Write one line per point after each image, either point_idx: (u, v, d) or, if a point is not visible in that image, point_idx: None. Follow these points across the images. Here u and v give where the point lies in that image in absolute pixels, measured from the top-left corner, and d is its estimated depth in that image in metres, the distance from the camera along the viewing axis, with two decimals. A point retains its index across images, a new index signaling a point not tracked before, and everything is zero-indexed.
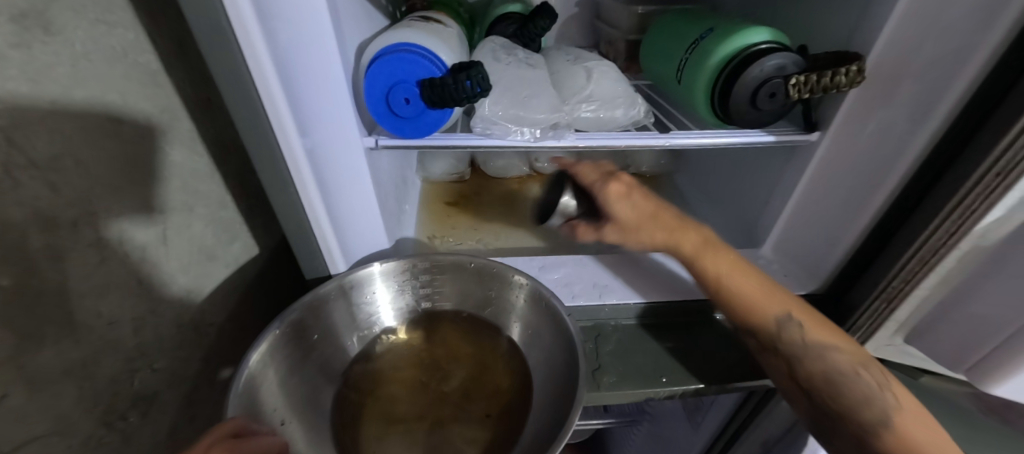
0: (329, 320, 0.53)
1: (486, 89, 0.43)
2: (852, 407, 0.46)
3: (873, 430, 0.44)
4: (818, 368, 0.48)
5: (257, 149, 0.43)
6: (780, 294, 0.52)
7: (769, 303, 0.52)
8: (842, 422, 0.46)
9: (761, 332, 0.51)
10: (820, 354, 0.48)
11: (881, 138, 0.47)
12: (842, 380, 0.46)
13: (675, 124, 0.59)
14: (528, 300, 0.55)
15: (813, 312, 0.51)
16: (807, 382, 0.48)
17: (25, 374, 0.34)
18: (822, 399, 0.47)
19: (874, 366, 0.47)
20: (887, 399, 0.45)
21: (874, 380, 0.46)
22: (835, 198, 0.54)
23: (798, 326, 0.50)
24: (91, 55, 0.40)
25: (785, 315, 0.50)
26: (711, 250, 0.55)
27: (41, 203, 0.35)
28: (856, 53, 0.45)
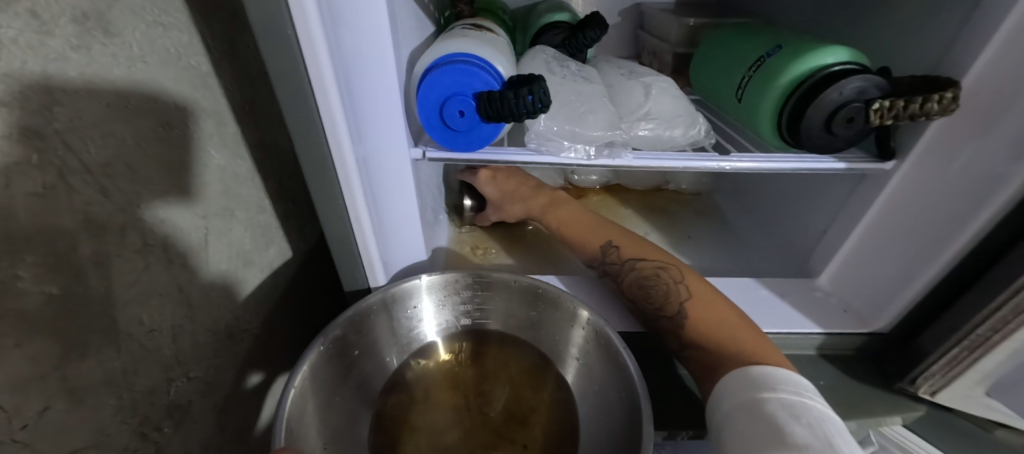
0: (370, 336, 0.52)
1: (548, 105, 0.41)
2: (657, 302, 0.54)
3: (678, 320, 0.52)
4: (633, 280, 0.57)
5: (307, 159, 0.42)
6: (608, 228, 0.63)
7: (596, 236, 0.63)
8: (658, 319, 0.54)
9: (595, 261, 0.62)
10: (632, 267, 0.58)
11: (970, 172, 0.43)
12: (649, 284, 0.56)
13: (734, 145, 0.56)
14: (580, 327, 0.52)
15: (637, 237, 0.62)
16: (630, 294, 0.57)
17: (68, 384, 0.33)
18: (642, 307, 0.56)
19: (673, 269, 0.56)
20: (681, 292, 0.53)
21: (668, 277, 0.55)
22: (909, 232, 0.50)
23: (616, 249, 0.60)
24: (147, 57, 0.40)
25: (608, 243, 0.61)
26: (558, 204, 0.68)
27: (92, 209, 0.34)
28: (950, 78, 0.41)
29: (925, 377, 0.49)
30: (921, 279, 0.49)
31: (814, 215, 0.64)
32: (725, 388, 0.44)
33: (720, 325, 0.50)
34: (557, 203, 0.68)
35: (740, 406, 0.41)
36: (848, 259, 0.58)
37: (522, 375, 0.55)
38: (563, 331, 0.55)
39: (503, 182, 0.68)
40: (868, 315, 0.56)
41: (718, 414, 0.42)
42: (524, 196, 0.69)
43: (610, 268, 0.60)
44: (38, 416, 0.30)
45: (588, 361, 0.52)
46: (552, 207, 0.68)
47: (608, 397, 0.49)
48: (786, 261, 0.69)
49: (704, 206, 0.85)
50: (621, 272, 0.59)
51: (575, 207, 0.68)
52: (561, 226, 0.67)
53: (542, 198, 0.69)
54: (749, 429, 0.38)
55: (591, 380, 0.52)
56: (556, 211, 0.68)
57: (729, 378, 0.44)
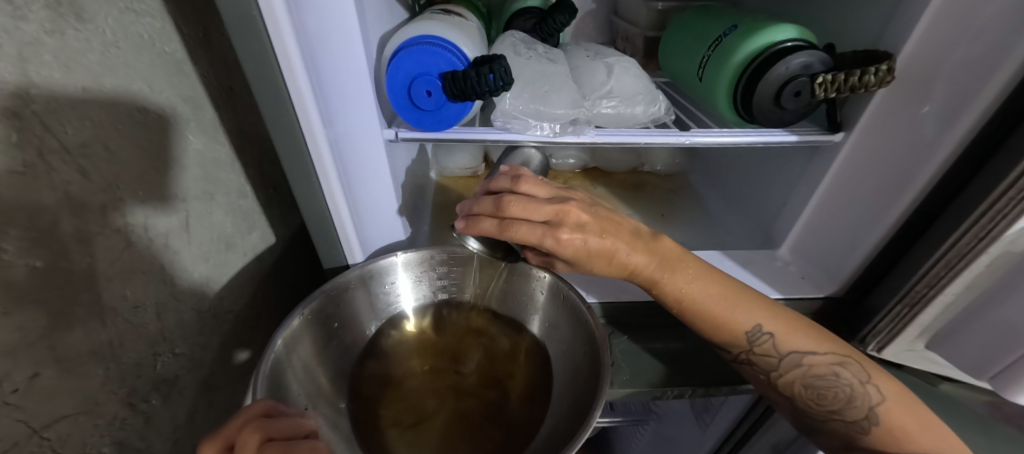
0: (348, 309, 0.54)
1: (509, 83, 0.43)
2: (834, 405, 0.48)
3: (859, 425, 0.46)
4: (800, 378, 0.49)
5: (281, 139, 0.43)
6: (749, 303, 0.51)
7: (741, 317, 0.50)
8: (830, 420, 0.48)
9: (736, 348, 0.51)
10: (797, 362, 0.49)
11: (911, 140, 0.46)
12: (824, 385, 0.48)
13: (696, 122, 0.58)
14: (548, 295, 0.56)
15: (791, 317, 0.51)
16: (790, 390, 0.49)
17: (56, 353, 0.35)
18: (809, 406, 0.49)
19: (855, 364, 0.48)
20: (871, 395, 0.46)
21: (854, 377, 0.47)
22: (859, 199, 0.53)
23: (770, 337, 0.50)
24: (120, 43, 0.41)
25: (756, 328, 0.50)
26: (674, 271, 0.50)
27: (73, 188, 0.36)
28: (886, 51, 0.44)
29: (873, 334, 0.52)
30: (869, 244, 0.53)
31: (775, 189, 0.67)
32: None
33: (917, 432, 0.44)
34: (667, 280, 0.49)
35: None
36: (805, 229, 0.61)
37: (495, 342, 0.58)
38: (532, 300, 0.58)
39: (593, 242, 0.45)
40: (824, 281, 0.60)
41: None
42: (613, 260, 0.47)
43: (759, 360, 0.50)
44: (28, 381, 0.32)
45: (557, 326, 0.55)
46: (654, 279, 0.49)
47: (575, 360, 0.52)
48: (750, 234, 0.72)
49: (677, 186, 0.87)
50: (778, 365, 0.50)
51: (695, 272, 0.51)
52: (680, 307, 0.51)
53: (646, 259, 0.49)
54: None
55: (558, 342, 0.55)
56: (673, 280, 0.50)
57: None
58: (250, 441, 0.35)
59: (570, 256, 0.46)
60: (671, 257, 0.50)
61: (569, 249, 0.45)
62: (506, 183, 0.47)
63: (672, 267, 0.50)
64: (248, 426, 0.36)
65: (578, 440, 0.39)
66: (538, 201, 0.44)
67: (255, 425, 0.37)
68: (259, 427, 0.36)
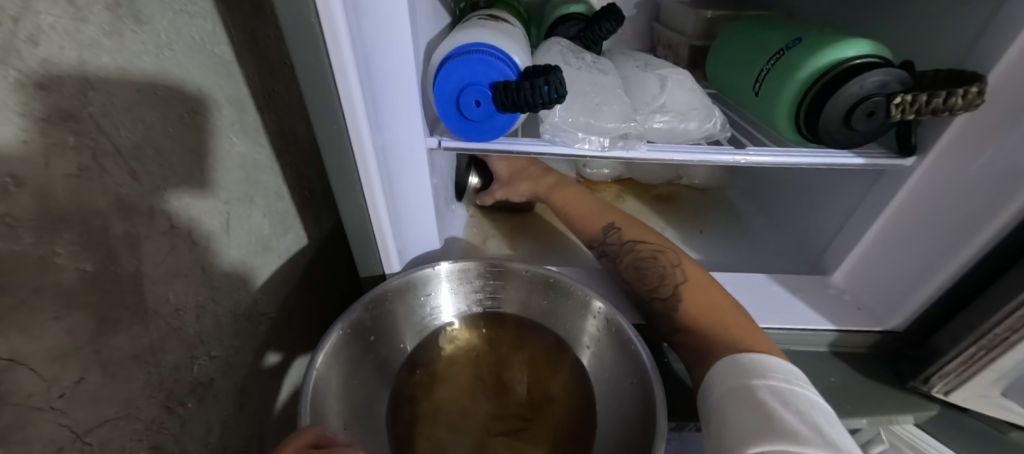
0: (385, 323, 0.54)
1: (564, 95, 0.41)
2: (650, 285, 0.55)
3: (671, 302, 0.53)
4: (630, 262, 0.58)
5: (327, 145, 0.42)
6: (613, 213, 0.64)
7: (599, 218, 0.64)
8: (652, 302, 0.55)
9: (594, 242, 0.63)
10: (631, 249, 0.59)
11: (995, 168, 0.43)
12: (645, 266, 0.57)
13: (750, 140, 0.55)
14: (601, 324, 0.54)
15: (641, 224, 0.63)
16: (625, 275, 0.58)
17: (101, 358, 0.35)
18: (638, 289, 0.56)
19: (670, 253, 0.57)
20: (677, 277, 0.54)
21: (666, 260, 0.56)
22: (931, 229, 0.49)
23: (617, 232, 0.61)
24: (173, 45, 0.41)
25: (610, 224, 0.62)
26: (561, 188, 0.69)
27: (124, 191, 0.36)
28: (976, 73, 0.40)
29: (941, 375, 0.49)
30: (940, 278, 0.49)
31: (829, 211, 0.63)
32: (716, 372, 0.44)
33: (715, 312, 0.51)
34: (563, 185, 0.69)
35: (730, 392, 0.41)
36: (863, 256, 0.57)
37: (540, 358, 0.56)
38: (577, 320, 0.56)
39: (515, 161, 0.72)
40: (884, 314, 0.56)
41: (708, 401, 0.43)
42: (532, 176, 0.72)
43: (609, 249, 0.60)
44: (73, 386, 0.32)
45: (604, 350, 0.54)
46: (558, 188, 0.70)
47: (625, 389, 0.50)
48: (800, 258, 0.69)
49: (716, 201, 0.84)
50: (619, 253, 0.59)
51: (577, 191, 0.69)
52: (563, 209, 0.67)
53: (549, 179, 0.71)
54: (739, 413, 0.38)
55: (604, 365, 0.54)
56: (563, 191, 0.69)
57: (721, 365, 0.44)
58: None
59: (501, 170, 0.71)
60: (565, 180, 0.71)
61: (498, 162, 0.71)
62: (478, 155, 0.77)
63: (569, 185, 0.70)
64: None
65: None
66: None
67: None
68: None
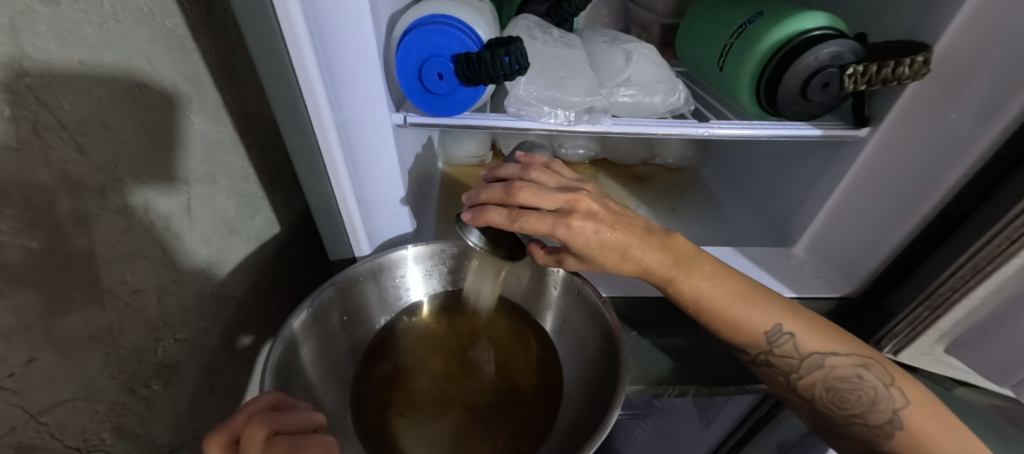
0: (358, 302, 0.54)
1: (525, 67, 0.41)
2: (856, 409, 0.47)
3: (882, 429, 0.46)
4: (822, 381, 0.48)
5: (287, 121, 0.42)
6: (772, 303, 0.50)
7: (758, 319, 0.49)
8: (851, 424, 0.48)
9: (753, 349, 0.51)
10: (820, 365, 0.48)
11: (942, 135, 0.45)
12: (845, 387, 0.48)
13: (715, 114, 0.57)
14: (562, 289, 0.55)
15: (813, 317, 0.50)
16: (810, 393, 0.49)
17: (54, 338, 0.34)
18: (827, 407, 0.49)
19: (878, 366, 0.47)
20: (894, 398, 0.46)
21: (877, 380, 0.47)
22: (884, 198, 0.52)
23: (788, 338, 0.49)
24: (119, 15, 0.39)
25: (777, 327, 0.49)
26: (683, 272, 0.48)
27: (70, 167, 0.35)
28: (923, 43, 0.42)
29: (889, 337, 0.51)
30: (892, 244, 0.51)
31: (793, 186, 0.65)
32: None
33: (945, 433, 0.44)
34: (685, 271, 0.48)
35: None
36: (822, 227, 0.59)
37: (509, 336, 0.58)
38: (545, 296, 0.58)
39: (604, 222, 0.44)
40: (839, 279, 0.59)
41: None
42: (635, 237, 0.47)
43: (779, 361, 0.50)
44: (24, 366, 0.32)
45: (574, 323, 0.55)
46: (676, 271, 0.48)
47: (592, 358, 0.51)
48: (765, 232, 0.71)
49: (688, 180, 0.86)
50: (799, 368, 0.49)
51: (710, 264, 0.50)
52: (701, 313, 0.50)
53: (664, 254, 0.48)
54: None
55: (570, 332, 0.55)
56: (688, 280, 0.49)
57: None
58: (255, 435, 0.34)
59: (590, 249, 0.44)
60: (684, 253, 0.49)
61: (586, 242, 0.43)
62: (499, 194, 0.44)
63: (688, 266, 0.49)
64: (253, 417, 0.35)
65: (600, 432, 0.39)
66: (545, 190, 0.44)
67: (260, 417, 0.36)
68: (267, 418, 0.35)
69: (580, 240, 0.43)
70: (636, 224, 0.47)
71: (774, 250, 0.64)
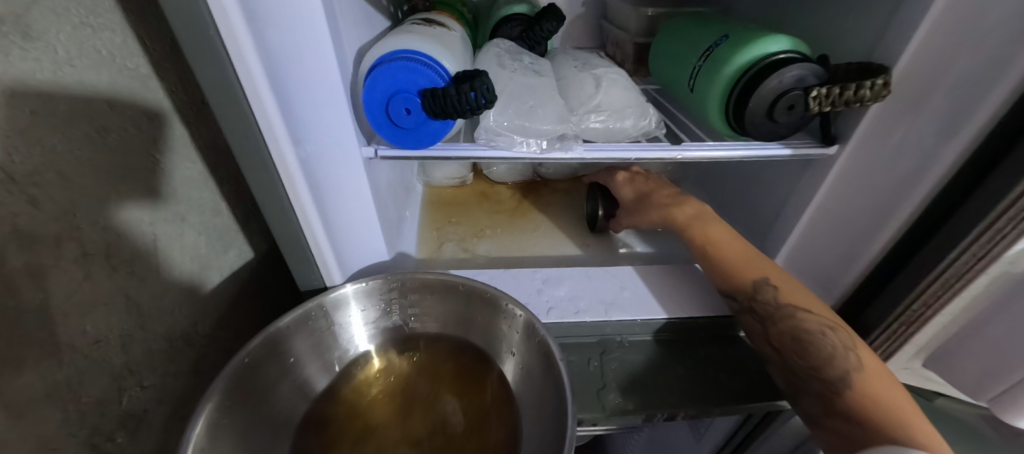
0: (306, 343, 0.53)
1: (492, 101, 0.41)
2: (814, 362, 0.47)
3: (834, 386, 0.45)
4: (791, 332, 0.49)
5: (250, 159, 0.41)
6: (763, 263, 0.55)
7: (752, 268, 0.55)
8: (809, 380, 0.47)
9: (739, 296, 0.55)
10: (792, 316, 0.50)
11: (906, 153, 0.45)
12: (810, 340, 0.48)
13: (687, 135, 0.57)
14: (521, 330, 0.54)
15: (799, 283, 0.54)
16: (778, 344, 0.50)
17: (4, 401, 0.32)
18: (790, 361, 0.49)
19: (844, 333, 0.48)
20: (851, 360, 0.45)
21: (838, 340, 0.47)
22: (854, 214, 0.52)
23: (773, 290, 0.52)
24: (75, 61, 0.38)
25: (763, 278, 0.53)
26: (700, 221, 0.60)
27: (21, 220, 0.34)
28: (882, 65, 0.43)
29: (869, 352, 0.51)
30: (866, 259, 0.51)
31: (768, 200, 0.66)
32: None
33: (895, 405, 0.42)
34: (707, 219, 0.60)
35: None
36: (799, 242, 0.60)
37: (465, 385, 0.56)
38: (505, 337, 0.56)
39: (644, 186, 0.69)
40: (819, 294, 0.58)
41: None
42: (663, 203, 0.65)
43: (758, 308, 0.53)
44: None
45: (530, 367, 0.53)
46: (698, 220, 0.60)
47: (547, 399, 0.49)
48: None
49: None
50: (773, 316, 0.51)
51: (724, 229, 0.58)
52: (702, 251, 0.58)
53: (688, 209, 0.62)
54: None
55: (527, 371, 0.54)
56: (702, 225, 0.59)
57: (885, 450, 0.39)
58: None
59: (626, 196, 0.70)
60: (708, 214, 0.60)
61: (624, 189, 0.70)
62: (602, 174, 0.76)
63: (706, 218, 0.60)
64: None
65: None
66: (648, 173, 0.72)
67: None
68: None
69: (625, 191, 0.71)
70: (671, 192, 0.66)
71: None
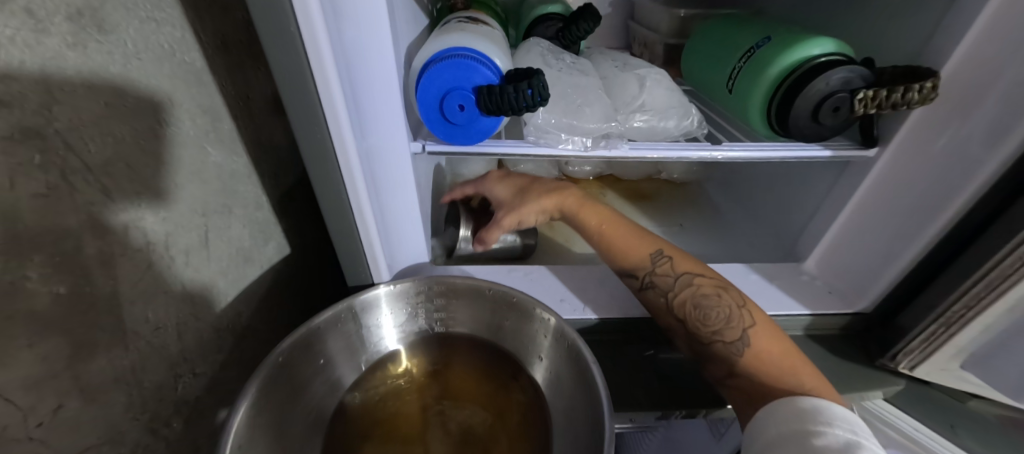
0: (339, 343, 0.52)
1: (547, 98, 0.42)
2: (716, 326, 0.50)
3: (735, 346, 0.49)
4: (690, 299, 0.53)
5: (310, 153, 0.42)
6: (654, 238, 0.58)
7: (642, 245, 0.58)
8: (712, 343, 0.50)
9: (639, 272, 0.56)
10: (687, 284, 0.54)
11: (949, 157, 0.46)
12: (708, 305, 0.52)
13: (726, 136, 0.58)
14: (551, 338, 0.52)
15: (686, 252, 0.58)
16: (680, 313, 0.53)
17: (80, 383, 0.34)
18: (695, 328, 0.52)
19: (735, 292, 0.53)
20: (746, 319, 0.50)
21: (732, 301, 0.52)
22: (892, 218, 0.53)
23: (666, 261, 0.56)
24: (141, 54, 0.39)
25: (657, 252, 0.56)
26: (587, 206, 0.62)
27: (96, 209, 0.35)
28: (930, 68, 0.43)
29: (904, 353, 0.52)
30: (902, 262, 0.52)
31: (802, 202, 0.66)
32: (774, 415, 0.42)
33: (784, 357, 0.47)
34: (589, 206, 0.62)
35: (790, 436, 0.39)
36: (833, 243, 0.61)
37: (493, 391, 0.55)
38: (534, 343, 0.54)
39: (516, 183, 0.65)
40: (853, 296, 0.59)
41: (764, 439, 0.41)
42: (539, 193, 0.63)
43: (659, 281, 0.55)
44: (52, 414, 0.31)
45: (563, 379, 0.51)
46: (580, 208, 0.62)
47: (576, 401, 0.49)
48: (775, 246, 0.71)
49: (694, 195, 0.87)
50: (672, 287, 0.54)
51: (609, 212, 0.62)
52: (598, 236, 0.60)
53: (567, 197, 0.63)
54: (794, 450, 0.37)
55: (558, 379, 0.52)
56: (587, 214, 0.62)
57: (778, 407, 0.42)
58: None
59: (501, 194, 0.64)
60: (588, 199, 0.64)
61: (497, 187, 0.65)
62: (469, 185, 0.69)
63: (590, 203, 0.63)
64: None
65: None
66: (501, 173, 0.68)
67: None
68: None
69: (498, 190, 0.65)
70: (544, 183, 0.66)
71: (786, 265, 0.65)
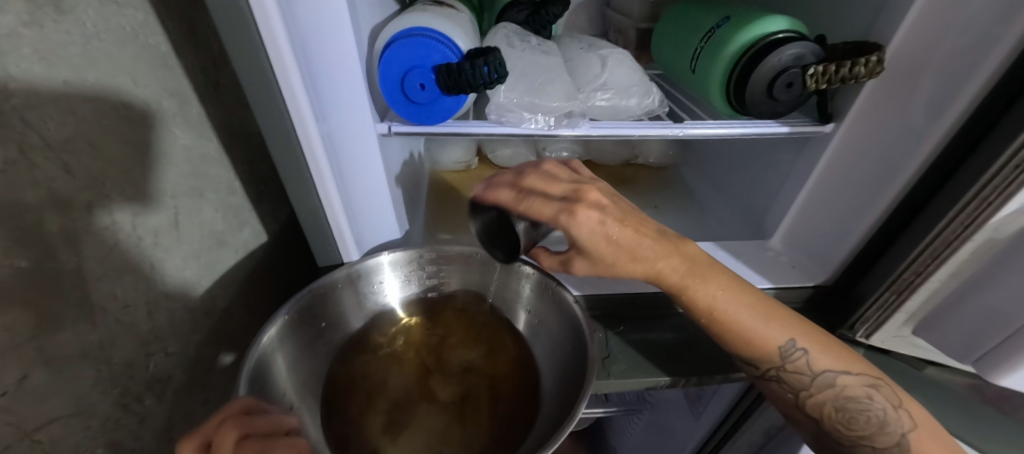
0: (336, 307, 0.56)
1: (503, 75, 0.43)
2: (864, 431, 0.46)
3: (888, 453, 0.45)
4: (830, 399, 0.47)
5: (272, 131, 0.43)
6: (787, 321, 0.49)
7: (775, 334, 0.48)
8: (858, 446, 0.47)
9: (763, 364, 0.49)
10: (828, 383, 0.47)
11: (900, 130, 0.47)
12: (854, 407, 0.46)
13: (690, 115, 0.59)
14: (534, 289, 0.58)
15: (823, 334, 0.49)
16: (817, 412, 0.48)
17: (44, 355, 0.34)
18: (834, 429, 0.47)
19: (887, 387, 0.46)
20: (903, 421, 0.45)
21: (887, 402, 0.46)
22: (848, 191, 0.54)
23: (802, 353, 0.48)
24: (102, 36, 0.40)
25: (790, 343, 0.48)
26: (700, 278, 0.48)
27: (57, 185, 0.35)
28: (877, 43, 0.45)
29: (860, 322, 0.53)
30: (858, 233, 0.54)
31: (767, 181, 0.68)
32: None
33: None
34: (702, 278, 0.48)
35: None
36: (795, 220, 0.62)
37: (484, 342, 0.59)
38: (517, 295, 0.60)
39: (616, 224, 0.44)
40: (815, 269, 0.61)
41: None
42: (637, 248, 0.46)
43: (788, 378, 0.48)
44: (16, 384, 0.32)
45: (553, 330, 0.56)
46: (690, 280, 0.48)
47: (563, 347, 0.54)
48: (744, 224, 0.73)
49: (669, 178, 0.88)
50: (807, 385, 0.48)
51: (732, 286, 0.49)
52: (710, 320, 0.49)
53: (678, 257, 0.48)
54: None
55: (541, 327, 0.58)
56: (701, 290, 0.48)
57: None
58: (227, 438, 0.35)
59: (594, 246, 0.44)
60: (704, 262, 0.49)
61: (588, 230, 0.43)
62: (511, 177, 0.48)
63: (707, 274, 0.49)
64: (226, 421, 0.37)
65: (554, 440, 0.40)
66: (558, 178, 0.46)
67: (233, 422, 0.37)
68: (237, 424, 0.37)
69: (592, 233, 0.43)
70: (648, 230, 0.47)
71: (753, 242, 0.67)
